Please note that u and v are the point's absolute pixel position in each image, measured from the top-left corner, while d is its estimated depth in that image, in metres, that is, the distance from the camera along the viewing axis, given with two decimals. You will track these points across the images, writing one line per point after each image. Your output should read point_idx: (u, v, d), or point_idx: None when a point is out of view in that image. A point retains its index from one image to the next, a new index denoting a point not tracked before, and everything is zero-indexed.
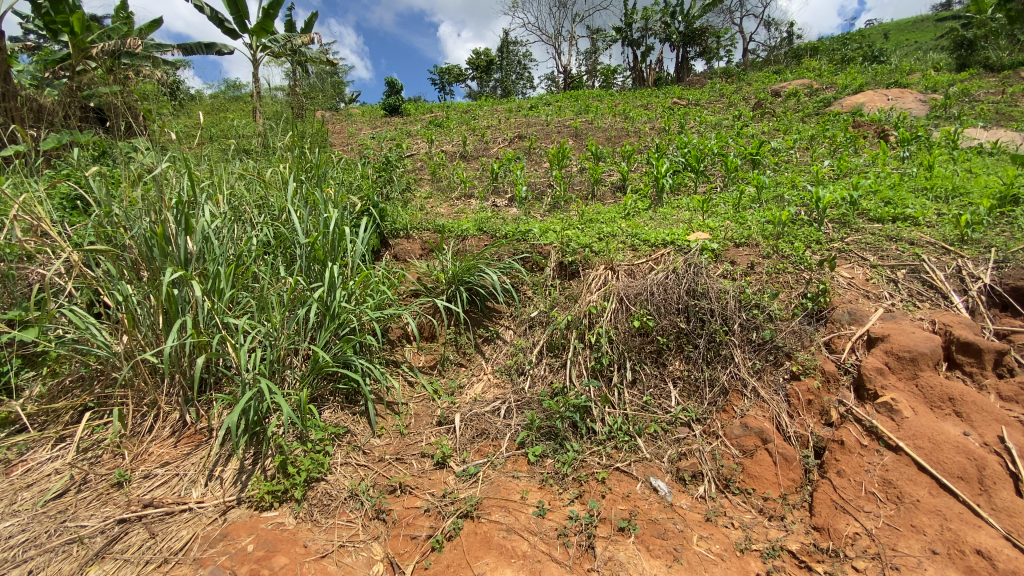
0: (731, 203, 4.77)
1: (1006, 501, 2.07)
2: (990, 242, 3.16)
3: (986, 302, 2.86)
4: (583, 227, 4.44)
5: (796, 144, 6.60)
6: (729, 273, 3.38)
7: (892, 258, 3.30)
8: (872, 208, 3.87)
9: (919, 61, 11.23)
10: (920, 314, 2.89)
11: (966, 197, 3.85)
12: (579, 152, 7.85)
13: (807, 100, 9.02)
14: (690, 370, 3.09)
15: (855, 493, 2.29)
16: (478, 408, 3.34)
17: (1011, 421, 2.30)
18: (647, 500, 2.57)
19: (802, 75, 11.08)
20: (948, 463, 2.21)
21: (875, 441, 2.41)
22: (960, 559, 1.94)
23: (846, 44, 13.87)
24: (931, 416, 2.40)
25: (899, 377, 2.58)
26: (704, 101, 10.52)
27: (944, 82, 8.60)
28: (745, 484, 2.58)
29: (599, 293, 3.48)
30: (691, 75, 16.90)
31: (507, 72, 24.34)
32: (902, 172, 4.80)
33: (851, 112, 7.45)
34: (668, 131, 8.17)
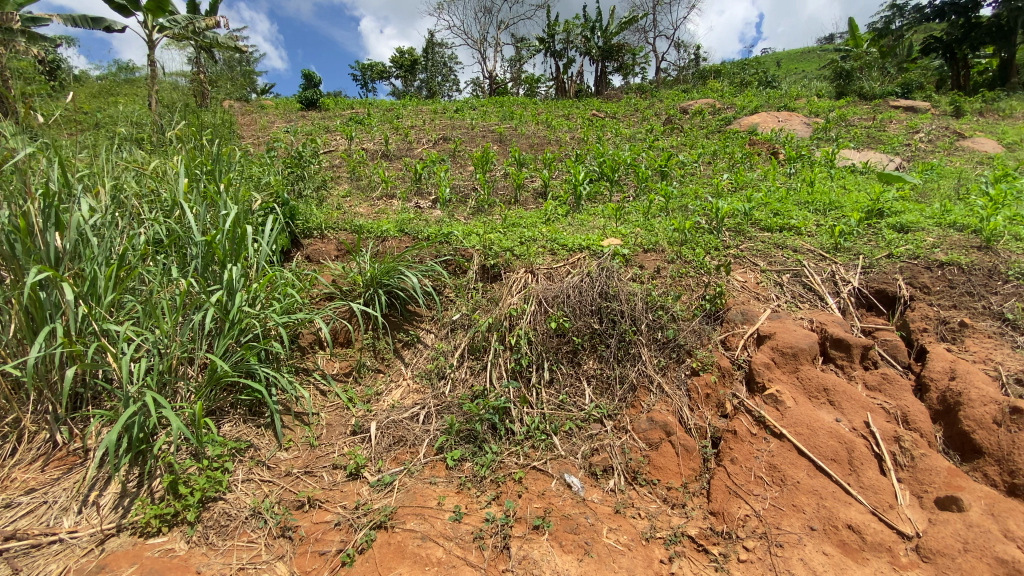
0: (644, 210, 5.05)
1: (871, 480, 2.36)
2: (858, 250, 3.58)
3: (855, 303, 3.24)
4: (504, 230, 4.49)
5: (701, 158, 7.13)
6: (639, 276, 3.57)
7: (779, 263, 3.65)
8: (764, 218, 4.27)
9: (806, 87, 12.56)
10: (801, 314, 3.21)
11: (839, 210, 4.35)
12: (503, 157, 7.94)
13: (712, 118, 9.79)
14: (604, 368, 3.21)
15: (746, 478, 2.49)
16: (396, 415, 3.25)
17: (874, 408, 2.62)
18: (561, 496, 2.63)
19: (707, 95, 12.02)
20: (823, 447, 2.47)
21: (763, 429, 2.64)
22: (834, 534, 2.18)
23: (745, 68, 15.23)
24: (809, 406, 2.68)
25: (783, 370, 2.85)
26: (621, 114, 11.07)
27: (825, 108, 9.69)
28: (651, 475, 2.71)
29: (519, 296, 3.53)
30: (610, 89, 17.73)
31: (432, 74, 24.11)
32: (789, 187, 5.34)
33: (749, 131, 8.18)
34: (587, 142, 8.51)
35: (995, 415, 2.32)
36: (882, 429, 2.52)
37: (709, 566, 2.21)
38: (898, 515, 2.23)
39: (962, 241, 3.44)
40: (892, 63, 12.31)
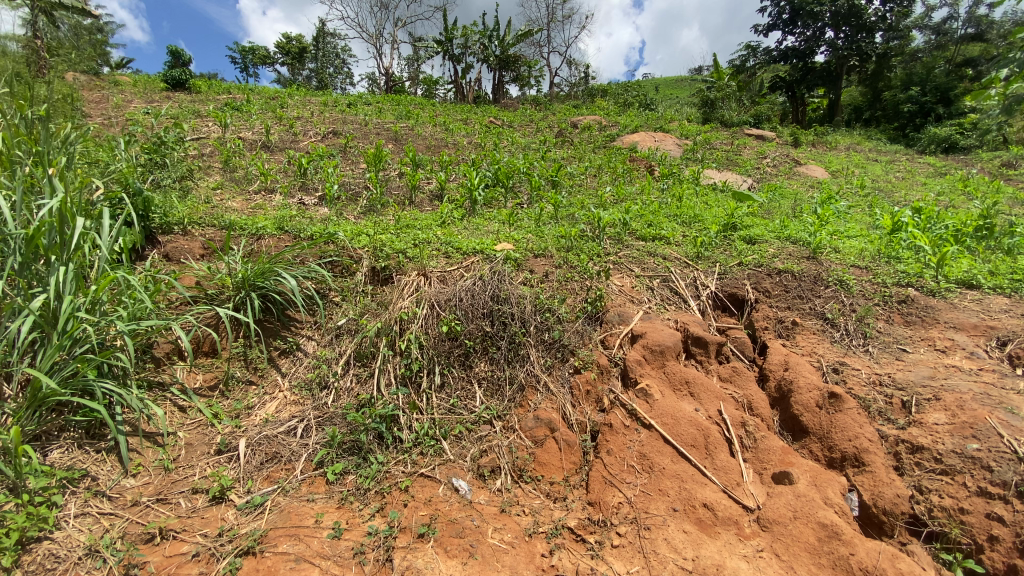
0: (535, 217, 5.24)
1: (722, 461, 2.66)
2: (716, 258, 4.04)
3: (712, 305, 3.66)
4: (397, 232, 4.37)
5: (588, 170, 7.59)
6: (528, 280, 3.69)
7: (651, 269, 4.00)
8: (640, 228, 4.66)
9: (678, 112, 13.97)
10: (668, 315, 3.55)
11: (702, 223, 4.89)
12: (397, 157, 7.73)
13: (598, 134, 10.49)
14: (494, 370, 3.25)
15: (620, 468, 2.68)
16: (270, 429, 2.99)
17: (726, 398, 2.97)
18: (448, 501, 2.61)
19: (595, 112, 12.85)
20: (685, 435, 2.74)
21: (635, 421, 2.86)
22: (693, 513, 2.42)
23: (628, 90, 16.54)
24: (674, 397, 2.96)
25: (653, 366, 3.12)
26: (516, 123, 11.41)
27: (694, 131, 10.85)
28: (536, 471, 2.80)
29: (409, 299, 3.45)
30: (506, 98, 18.15)
31: (323, 64, 22.79)
32: (662, 201, 5.90)
33: (630, 148, 8.89)
34: (484, 147, 8.61)
35: (816, 398, 2.74)
36: (731, 416, 2.86)
37: (586, 554, 2.32)
38: (744, 491, 2.54)
39: (795, 252, 4.03)
40: (747, 96, 14.12)
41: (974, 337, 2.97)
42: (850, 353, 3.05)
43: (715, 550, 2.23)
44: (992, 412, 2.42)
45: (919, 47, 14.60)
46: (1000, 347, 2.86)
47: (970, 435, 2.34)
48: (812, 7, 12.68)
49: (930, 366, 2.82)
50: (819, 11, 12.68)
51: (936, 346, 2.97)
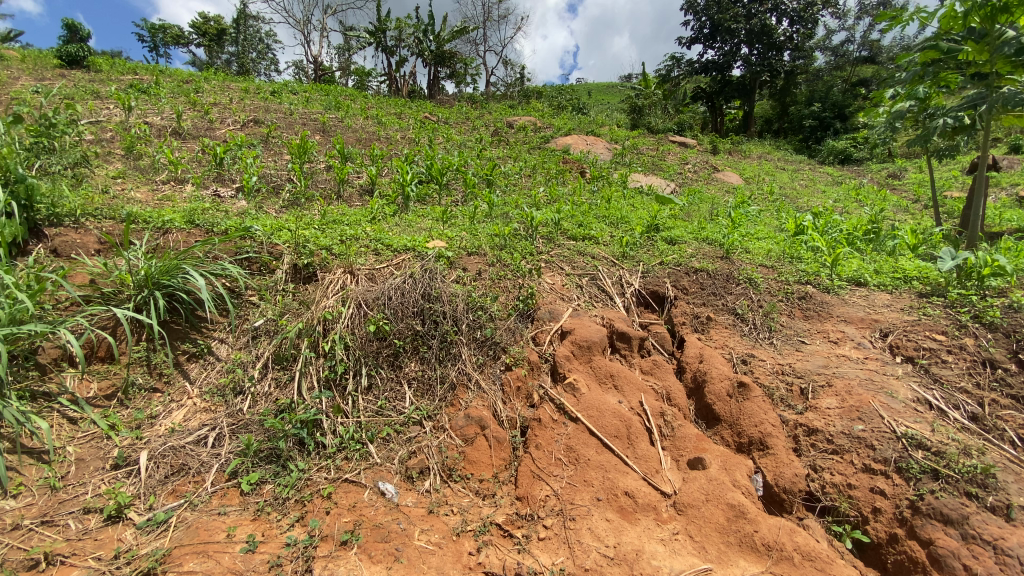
0: (467, 215, 5.22)
1: (643, 450, 2.79)
2: (641, 258, 4.23)
3: (636, 301, 3.83)
4: (322, 228, 4.18)
5: (522, 171, 7.68)
6: (460, 278, 3.66)
7: (580, 268, 4.10)
8: (571, 228, 4.78)
9: (609, 117, 14.48)
10: (595, 311, 3.67)
11: (628, 224, 5.09)
12: (325, 149, 7.40)
13: (533, 135, 10.64)
14: (424, 370, 3.20)
15: (548, 461, 2.73)
16: (176, 440, 2.76)
17: (647, 390, 3.12)
18: (374, 506, 2.54)
19: (530, 113, 13.02)
20: (609, 426, 2.84)
21: (563, 415, 2.93)
22: (616, 501, 2.51)
23: (562, 93, 16.91)
24: (599, 391, 3.06)
25: (580, 361, 3.21)
26: (452, 120, 11.31)
27: (623, 136, 11.30)
28: (465, 470, 2.79)
29: (334, 298, 3.31)
30: (442, 94, 17.94)
31: (245, 48, 21.37)
32: (592, 202, 6.09)
33: (563, 150, 9.10)
34: (418, 143, 8.45)
35: (727, 387, 2.95)
36: (651, 407, 3.01)
37: (513, 549, 2.34)
38: (662, 478, 2.67)
39: (711, 252, 4.31)
40: (672, 103, 14.88)
41: (861, 329, 3.30)
42: (757, 345, 3.30)
43: (635, 536, 2.33)
44: (875, 397, 2.70)
45: (820, 67, 16.07)
46: (882, 337, 3.20)
47: (857, 417, 2.61)
48: (729, 25, 13.60)
49: (824, 356, 3.11)
50: (736, 28, 13.60)
51: (830, 338, 3.28)
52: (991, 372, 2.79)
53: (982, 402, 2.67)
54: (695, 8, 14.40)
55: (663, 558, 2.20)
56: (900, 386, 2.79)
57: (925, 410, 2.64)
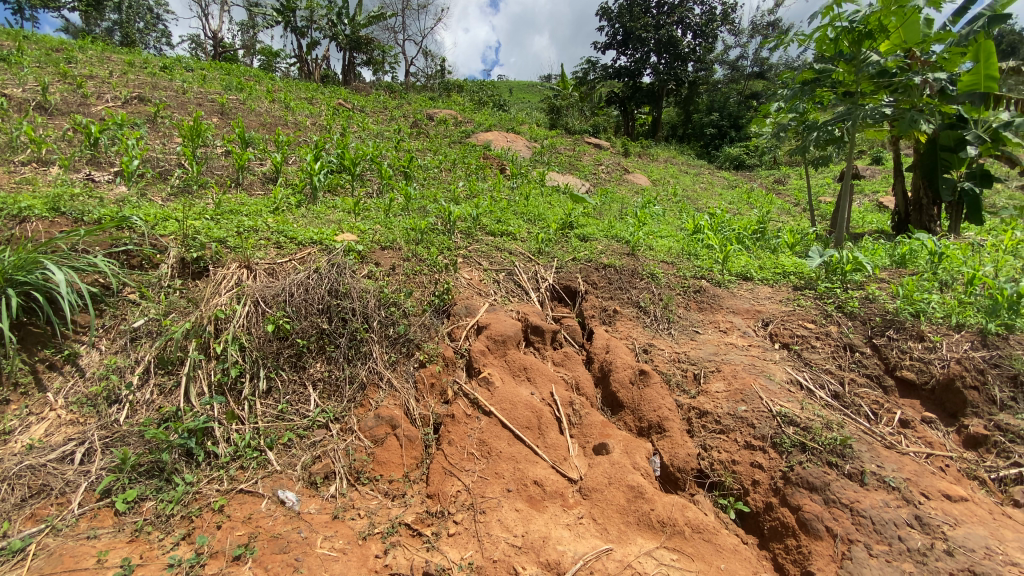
0: (381, 208, 5.05)
1: (552, 439, 2.88)
2: (556, 254, 4.34)
3: (550, 296, 3.94)
4: (217, 219, 3.85)
5: (442, 164, 7.58)
6: (372, 273, 3.54)
7: (497, 263, 4.14)
8: (489, 224, 4.79)
9: (529, 115, 14.72)
10: (511, 306, 3.72)
11: (544, 220, 5.21)
12: (223, 133, 6.79)
13: (453, 128, 10.54)
14: (331, 370, 3.06)
15: (460, 456, 2.72)
16: (36, 457, 2.42)
17: (558, 381, 3.22)
18: (272, 516, 2.39)
19: (450, 106, 12.88)
20: (520, 418, 2.90)
21: (476, 409, 2.94)
22: (525, 491, 2.55)
23: (483, 88, 16.91)
24: (512, 384, 3.11)
25: (495, 355, 3.24)
26: (368, 108, 10.89)
27: (542, 134, 11.54)
28: (374, 472, 2.70)
29: (228, 295, 3.06)
30: (358, 81, 17.19)
31: (129, 16, 19.07)
32: (510, 199, 6.15)
33: (484, 145, 9.11)
34: (330, 131, 8.02)
35: (630, 375, 3.13)
36: (561, 397, 3.12)
37: (421, 548, 2.31)
38: (570, 465, 2.77)
39: (619, 249, 4.53)
40: (588, 105, 15.41)
41: (747, 319, 3.63)
42: (658, 335, 3.52)
43: (543, 524, 2.38)
44: (756, 380, 2.99)
45: (719, 79, 17.46)
46: (764, 326, 3.55)
47: (741, 399, 2.86)
48: (640, 34, 14.34)
49: (715, 345, 3.39)
50: (645, 37, 14.37)
51: (720, 328, 3.58)
52: (850, 355, 3.19)
53: (843, 381, 3.04)
54: (610, 15, 15.01)
55: (568, 542, 2.28)
56: (777, 370, 3.10)
57: (796, 391, 2.95)
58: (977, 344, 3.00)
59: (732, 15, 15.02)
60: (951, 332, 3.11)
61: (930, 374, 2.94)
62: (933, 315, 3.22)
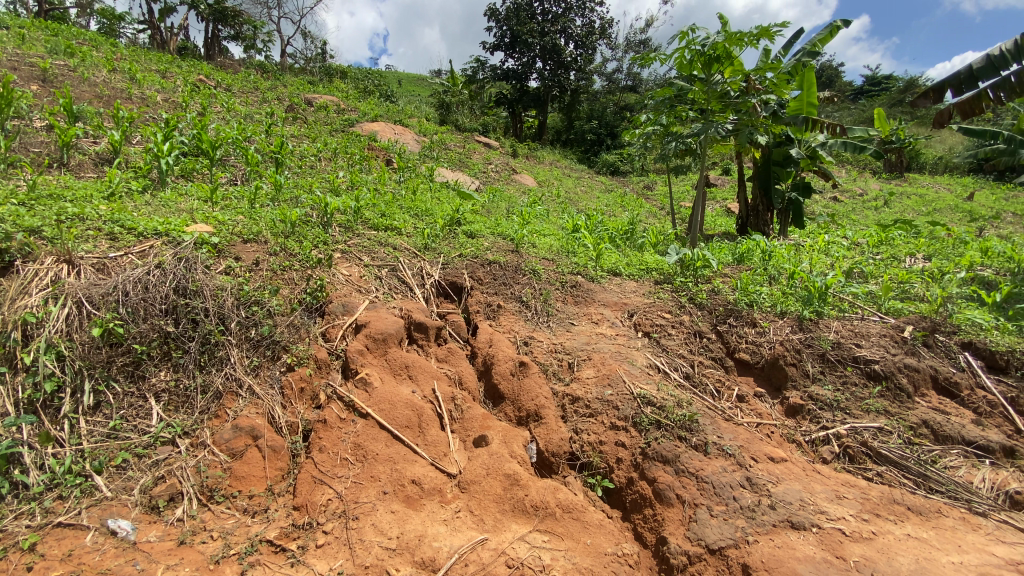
0: (247, 198, 4.59)
1: (433, 436, 2.85)
2: (441, 250, 4.31)
3: (436, 292, 3.90)
4: (30, 204, 3.22)
5: (320, 153, 7.13)
6: (231, 269, 3.23)
7: (379, 259, 4.00)
8: (371, 218, 4.62)
9: (418, 108, 14.40)
10: (393, 302, 3.61)
11: (429, 215, 5.14)
12: (42, 102, 5.68)
13: (335, 116, 9.94)
14: (178, 380, 2.71)
15: (332, 463, 2.58)
16: None
17: (440, 377, 3.20)
18: (99, 550, 2.06)
19: (332, 93, 12.12)
20: (399, 417, 2.82)
21: (351, 412, 2.81)
22: (402, 491, 2.49)
23: (369, 76, 16.17)
24: (392, 383, 3.02)
25: (374, 354, 3.13)
26: (235, 88, 9.83)
27: (431, 129, 11.36)
28: (231, 488, 2.46)
29: (39, 296, 2.56)
30: (224, 58, 15.44)
31: None
32: (394, 192, 5.97)
33: (369, 136, 8.73)
34: (186, 109, 7.10)
35: (510, 367, 3.22)
36: (442, 394, 3.10)
37: (285, 564, 2.15)
38: (449, 460, 2.77)
39: (504, 246, 4.63)
40: (478, 103, 15.51)
41: (615, 311, 3.93)
42: (538, 328, 3.66)
43: (418, 522, 2.34)
44: (621, 366, 3.25)
45: (598, 89, 18.63)
46: (630, 317, 3.86)
47: (608, 384, 3.09)
48: (526, 38, 14.74)
49: (588, 335, 3.61)
50: (531, 42, 14.81)
51: (593, 319, 3.83)
52: (699, 340, 3.60)
53: (694, 364, 3.42)
54: (497, 16, 15.21)
55: (443, 538, 2.27)
56: (639, 356, 3.40)
57: (654, 374, 3.25)
58: (795, 328, 3.54)
59: (609, 29, 16.08)
60: (776, 318, 3.64)
61: (761, 354, 3.41)
62: (763, 304, 3.75)
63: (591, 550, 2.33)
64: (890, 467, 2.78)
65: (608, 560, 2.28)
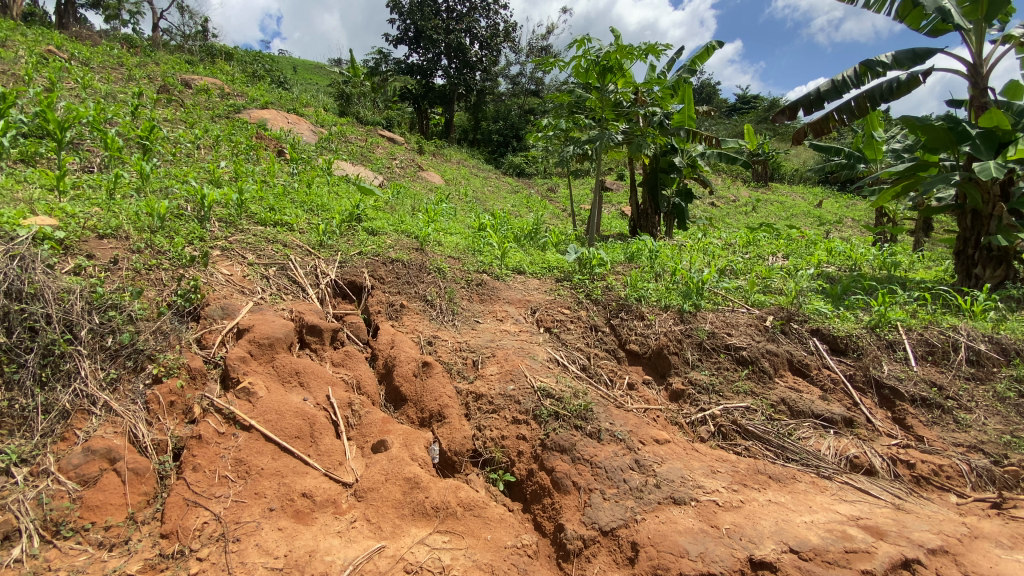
0: (104, 187, 4.01)
1: (327, 445, 2.69)
2: (337, 247, 4.11)
3: (332, 292, 3.70)
4: None
5: (199, 140, 6.43)
6: (81, 269, 2.82)
7: (266, 257, 3.72)
8: (258, 213, 4.28)
9: (315, 97, 13.55)
10: (282, 304, 3.36)
11: (325, 210, 4.87)
12: None
13: (218, 100, 9.03)
14: (12, 399, 2.29)
15: (209, 482, 2.34)
16: None
17: (335, 382, 3.04)
18: None
19: (214, 75, 11.00)
20: (288, 427, 2.63)
21: (232, 425, 2.57)
22: (290, 507, 2.33)
23: (259, 59, 14.90)
24: (280, 391, 2.81)
25: (259, 361, 2.89)
26: (93, 62, 8.56)
27: (330, 120, 10.76)
28: (82, 520, 2.13)
29: None
30: (77, 25, 13.31)
31: None
32: (286, 185, 5.57)
33: (257, 124, 8.04)
34: (24, 82, 6.03)
35: (412, 368, 3.15)
36: (338, 399, 2.94)
37: None
38: (344, 469, 2.64)
39: (407, 244, 4.51)
40: (380, 97, 14.97)
41: (519, 308, 4.00)
42: (442, 327, 3.62)
43: (309, 537, 2.20)
44: (523, 361, 3.31)
45: (503, 90, 18.89)
46: (532, 313, 3.96)
47: (510, 379, 3.14)
48: (431, 34, 14.50)
49: (492, 332, 3.64)
50: (436, 39, 14.61)
51: (497, 317, 3.86)
52: (596, 334, 3.79)
53: (591, 356, 3.59)
54: (400, 9, 14.78)
55: (337, 551, 2.15)
56: (540, 351, 3.50)
57: (554, 367, 3.37)
58: (677, 320, 3.86)
59: (513, 33, 16.37)
60: (661, 311, 3.94)
61: (649, 345, 3.67)
62: (650, 299, 4.04)
63: (491, 544, 2.34)
64: (755, 441, 3.13)
65: (508, 553, 2.31)
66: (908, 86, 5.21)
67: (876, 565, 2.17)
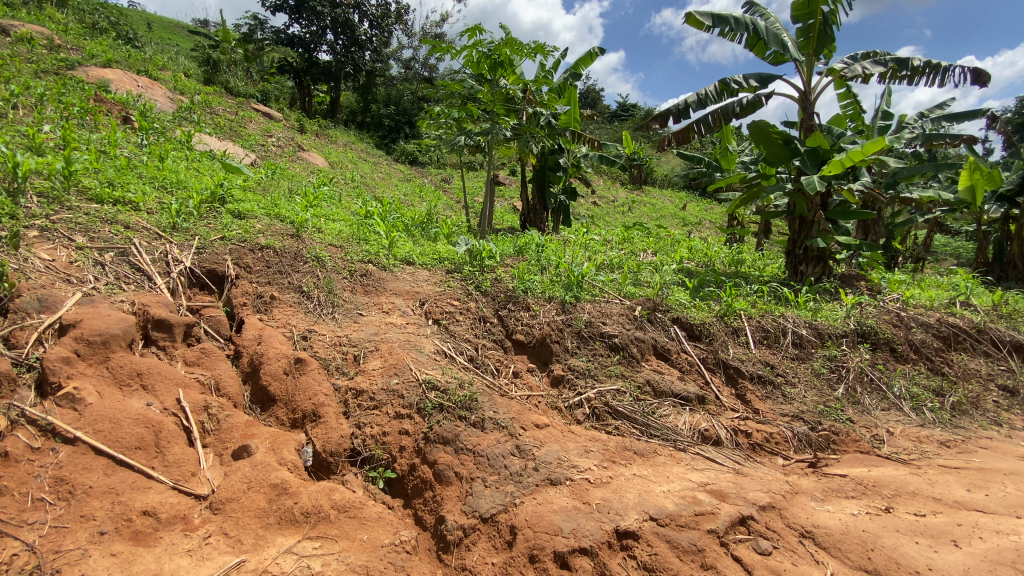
0: None
1: (176, 455, 2.40)
2: (195, 231, 3.66)
3: (186, 282, 3.28)
4: None
5: (11, 97, 5.28)
6: None
7: (102, 239, 3.19)
8: (93, 188, 3.66)
9: (173, 60, 11.83)
10: (122, 295, 2.90)
11: (183, 188, 4.29)
12: None
13: (41, 51, 7.49)
14: None
15: (17, 508, 1.95)
16: None
17: (188, 384, 2.72)
18: None
19: (36, 19, 9.10)
20: (126, 437, 2.29)
21: (50, 438, 2.17)
22: (128, 527, 2.02)
23: (101, 7, 12.61)
24: (116, 396, 2.44)
25: (89, 363, 2.48)
26: None
27: (192, 87, 9.48)
28: None
29: None
30: None
31: None
32: (132, 157, 4.81)
33: (95, 83, 6.82)
34: None
35: (283, 366, 2.93)
36: (191, 403, 2.63)
37: None
38: (198, 480, 2.37)
39: (281, 229, 4.15)
40: (255, 68, 13.57)
41: (406, 300, 3.90)
42: (319, 320, 3.40)
43: (150, 561, 1.93)
44: (408, 354, 3.24)
45: (395, 75, 18.19)
46: (420, 305, 3.89)
47: (393, 373, 3.05)
48: (314, 5, 13.44)
49: (377, 325, 3.50)
50: (321, 12, 13.60)
51: (383, 309, 3.72)
52: (483, 325, 3.84)
53: (477, 347, 3.63)
54: None
55: (187, 571, 1.92)
56: (427, 343, 3.44)
57: (441, 359, 3.34)
58: (559, 310, 4.04)
59: (405, 15, 15.83)
60: (545, 302, 4.09)
61: (534, 335, 3.80)
62: (535, 290, 4.18)
63: (367, 545, 2.26)
64: (625, 420, 3.40)
65: (385, 552, 2.24)
66: (755, 105, 5.97)
67: (719, 524, 2.47)
